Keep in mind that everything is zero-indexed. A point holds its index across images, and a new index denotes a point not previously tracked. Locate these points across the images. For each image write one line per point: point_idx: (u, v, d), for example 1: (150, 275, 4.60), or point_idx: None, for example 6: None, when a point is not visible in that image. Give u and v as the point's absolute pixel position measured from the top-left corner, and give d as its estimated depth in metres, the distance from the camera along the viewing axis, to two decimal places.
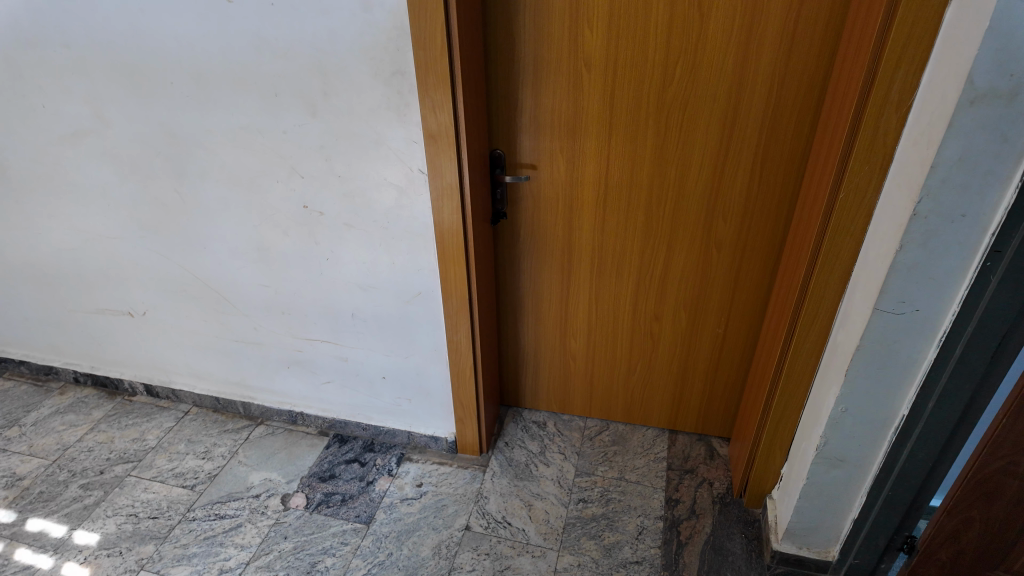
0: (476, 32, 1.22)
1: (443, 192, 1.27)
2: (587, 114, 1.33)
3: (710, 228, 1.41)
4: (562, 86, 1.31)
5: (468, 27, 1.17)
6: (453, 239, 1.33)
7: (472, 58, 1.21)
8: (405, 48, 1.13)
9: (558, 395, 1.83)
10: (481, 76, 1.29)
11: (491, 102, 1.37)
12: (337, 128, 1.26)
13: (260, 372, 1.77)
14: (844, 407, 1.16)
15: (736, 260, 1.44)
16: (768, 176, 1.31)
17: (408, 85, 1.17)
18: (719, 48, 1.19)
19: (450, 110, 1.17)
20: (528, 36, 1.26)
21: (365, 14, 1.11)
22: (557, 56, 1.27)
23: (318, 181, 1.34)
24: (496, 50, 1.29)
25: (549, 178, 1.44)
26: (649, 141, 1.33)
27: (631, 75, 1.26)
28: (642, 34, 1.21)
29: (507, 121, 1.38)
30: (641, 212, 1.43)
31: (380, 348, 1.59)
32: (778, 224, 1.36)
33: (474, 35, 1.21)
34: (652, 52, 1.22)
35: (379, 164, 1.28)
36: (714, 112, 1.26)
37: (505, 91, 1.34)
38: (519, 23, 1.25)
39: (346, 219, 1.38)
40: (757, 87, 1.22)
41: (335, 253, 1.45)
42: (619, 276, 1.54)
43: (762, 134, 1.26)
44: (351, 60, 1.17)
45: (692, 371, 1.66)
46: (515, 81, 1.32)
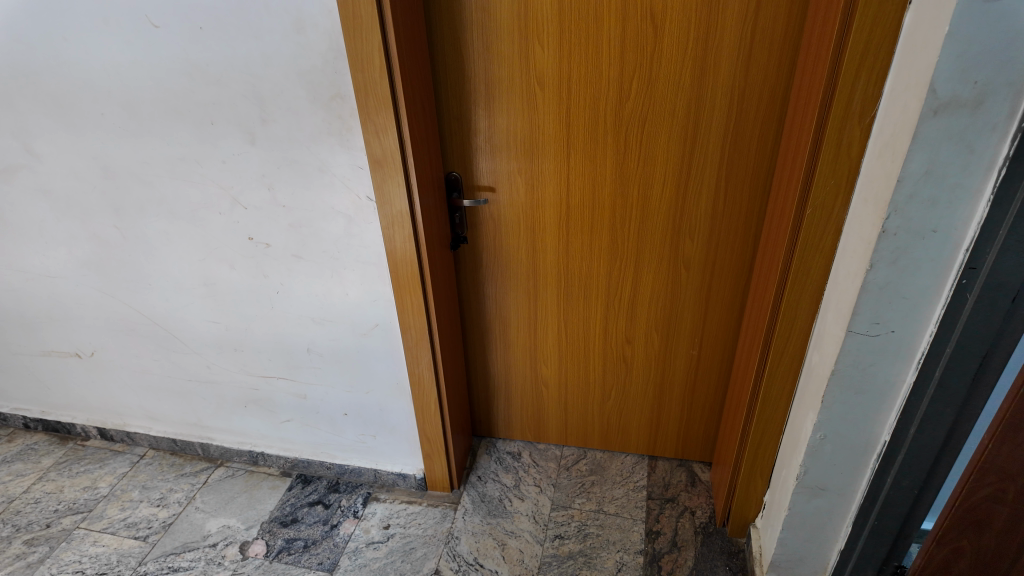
0: (421, 51, 1.16)
1: (393, 220, 1.20)
2: (544, 133, 1.27)
3: (678, 247, 1.35)
4: (515, 104, 1.25)
5: (411, 45, 1.11)
6: (408, 268, 1.26)
7: (418, 78, 1.15)
8: (343, 70, 1.07)
9: (532, 424, 1.75)
10: (430, 97, 1.23)
11: (443, 123, 1.30)
12: (279, 155, 1.19)
13: (217, 412, 1.69)
14: (823, 434, 1.09)
15: (706, 278, 1.37)
16: (734, 191, 1.25)
17: (349, 109, 1.11)
18: (675, 60, 1.14)
19: (394, 134, 1.10)
20: (476, 54, 1.20)
21: (299, 36, 1.05)
22: (509, 74, 1.21)
23: (262, 212, 1.27)
24: (445, 69, 1.24)
25: (509, 200, 1.37)
26: (609, 158, 1.27)
27: (585, 90, 1.20)
28: (594, 48, 1.15)
29: (461, 142, 1.32)
30: (606, 232, 1.37)
31: (339, 383, 1.51)
32: (748, 240, 1.30)
33: (419, 53, 1.15)
34: (606, 66, 1.17)
35: (324, 192, 1.21)
36: (674, 128, 1.20)
37: (456, 112, 1.28)
38: (467, 40, 1.19)
39: (294, 250, 1.31)
40: (718, 99, 1.16)
41: (286, 287, 1.37)
42: (587, 299, 1.48)
43: (724, 148, 1.21)
44: (287, 85, 1.11)
45: (668, 395, 1.59)
46: (466, 101, 1.26)
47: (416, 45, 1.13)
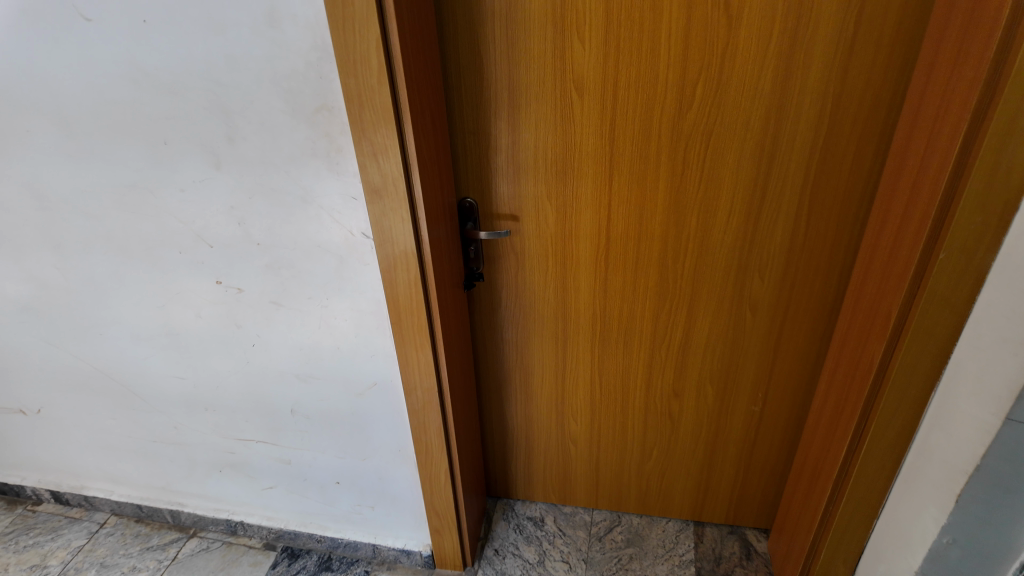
0: (431, 50, 0.91)
1: (396, 262, 0.95)
2: (582, 151, 1.02)
3: (743, 287, 1.11)
4: (548, 116, 1.00)
5: (420, 42, 0.86)
6: (413, 320, 1.01)
7: (427, 84, 0.90)
8: (329, 75, 0.82)
9: (557, 485, 1.51)
10: (441, 108, 0.98)
11: (456, 140, 1.06)
12: (250, 182, 0.94)
13: (188, 476, 1.43)
14: (952, 538, 0.84)
15: (775, 324, 1.14)
16: (817, 222, 1.01)
17: (338, 125, 0.86)
18: (753, 59, 0.89)
19: (398, 155, 0.85)
20: (498, 56, 0.96)
21: (272, 30, 0.80)
22: (541, 78, 0.97)
23: (232, 250, 1.03)
24: (459, 73, 0.99)
25: (536, 231, 1.13)
26: (662, 182, 1.03)
27: (635, 98, 0.96)
28: (649, 45, 0.91)
29: (479, 162, 1.07)
30: (654, 270, 1.12)
31: (331, 448, 1.26)
32: (831, 280, 1.06)
33: (429, 53, 0.90)
34: (664, 68, 0.92)
35: (309, 227, 0.96)
36: (746, 146, 0.96)
37: (473, 126, 1.04)
38: (487, 35, 0.95)
39: (272, 296, 1.06)
40: (805, 108, 0.92)
41: (263, 338, 1.12)
42: (627, 348, 1.23)
43: (808, 169, 0.97)
44: (259, 94, 0.86)
45: (720, 455, 1.34)
46: (486, 112, 1.02)
47: (426, 42, 0.89)
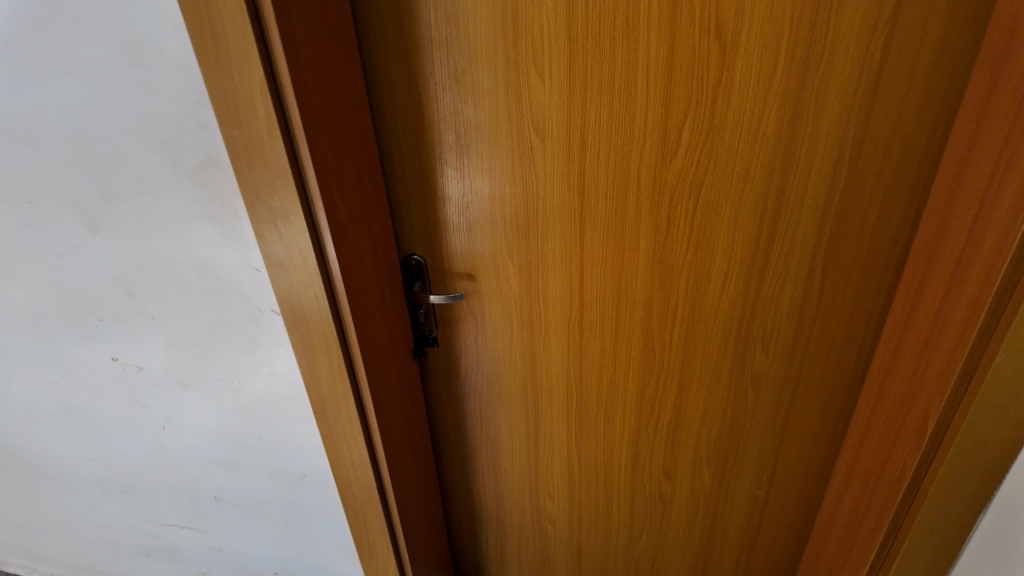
0: (352, 86, 0.73)
1: (313, 345, 0.77)
2: (547, 202, 0.85)
3: (744, 361, 0.93)
4: (503, 162, 0.82)
5: (333, 80, 0.68)
6: (340, 410, 0.83)
7: (347, 130, 0.73)
8: (211, 125, 0.64)
9: (533, 566, 1.32)
10: (372, 156, 0.80)
11: (395, 191, 0.88)
12: (135, 249, 0.77)
13: (112, 559, 1.26)
14: None
15: (783, 402, 0.96)
16: (833, 289, 0.83)
17: (229, 185, 0.68)
18: (752, 96, 0.72)
19: (303, 223, 0.67)
20: (441, 92, 0.78)
21: (135, 69, 0.63)
22: (493, 119, 0.79)
23: (125, 325, 0.85)
24: (394, 113, 0.81)
25: (497, 295, 0.95)
26: (644, 239, 0.84)
27: (608, 141, 0.78)
28: (623, 79, 0.73)
29: (424, 214, 0.90)
30: (637, 341, 0.94)
31: (263, 538, 1.09)
32: (850, 354, 0.88)
33: (348, 91, 0.72)
34: (642, 106, 0.74)
35: (209, 301, 0.79)
36: (746, 200, 0.79)
37: (415, 174, 0.86)
38: (425, 66, 0.77)
39: (177, 376, 0.89)
40: (818, 154, 0.74)
41: (174, 421, 0.95)
42: (608, 425, 1.05)
43: (823, 228, 0.79)
44: (130, 146, 0.68)
45: (719, 542, 1.16)
46: (428, 157, 0.84)
47: (343, 78, 0.71)
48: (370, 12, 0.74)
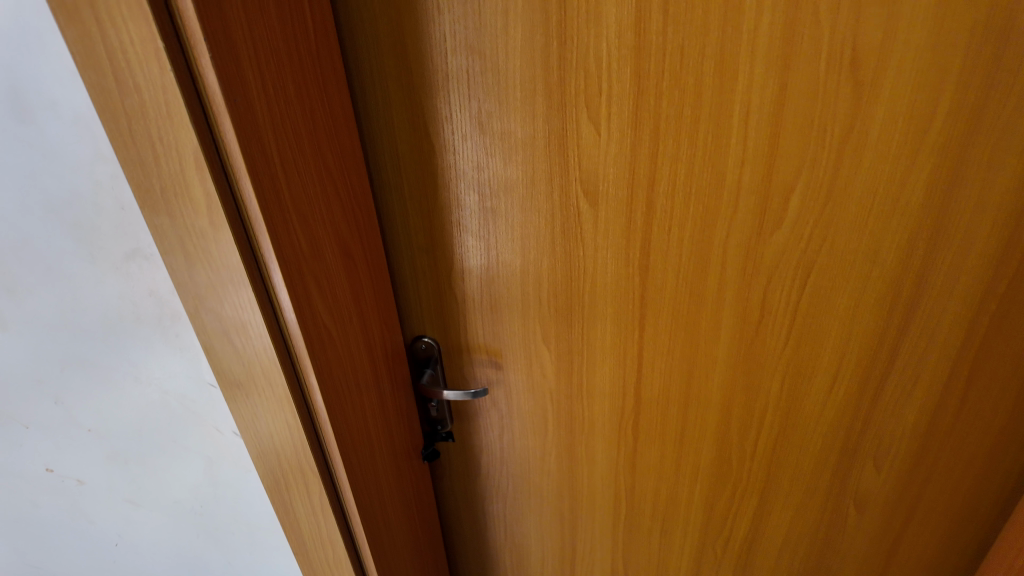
0: (338, 140, 0.54)
1: (285, 478, 0.60)
2: (596, 282, 0.65)
3: (847, 479, 0.72)
4: (541, 231, 0.63)
5: (308, 137, 0.49)
6: (326, 551, 0.65)
7: (331, 199, 0.53)
8: (133, 208, 0.45)
9: None
10: (368, 225, 0.61)
11: (400, 264, 0.69)
12: (57, 353, 0.58)
13: None
14: None
15: (893, 527, 0.75)
16: (978, 400, 0.63)
17: (167, 280, 0.51)
18: (894, 157, 0.52)
19: (267, 341, 0.48)
20: (460, 145, 0.59)
21: (25, 128, 0.44)
22: (529, 179, 0.59)
23: (56, 436, 0.67)
24: (398, 170, 0.62)
25: (530, 387, 0.74)
26: (725, 330, 0.64)
27: (685, 208, 0.57)
28: (711, 128, 0.53)
29: (435, 290, 0.70)
30: (708, 450, 0.74)
31: None
32: (992, 475, 0.67)
33: (332, 146, 0.53)
34: (735, 165, 0.54)
35: (158, 415, 0.61)
36: (870, 289, 0.58)
37: (425, 245, 0.66)
38: (438, 110, 0.57)
39: (127, 494, 0.71)
40: (980, 231, 0.54)
41: (128, 539, 0.76)
42: (664, 541, 0.84)
43: (974, 326, 0.59)
44: (33, 228, 0.49)
45: None
46: (441, 223, 0.64)
47: (324, 130, 0.51)
48: (365, 41, 0.55)
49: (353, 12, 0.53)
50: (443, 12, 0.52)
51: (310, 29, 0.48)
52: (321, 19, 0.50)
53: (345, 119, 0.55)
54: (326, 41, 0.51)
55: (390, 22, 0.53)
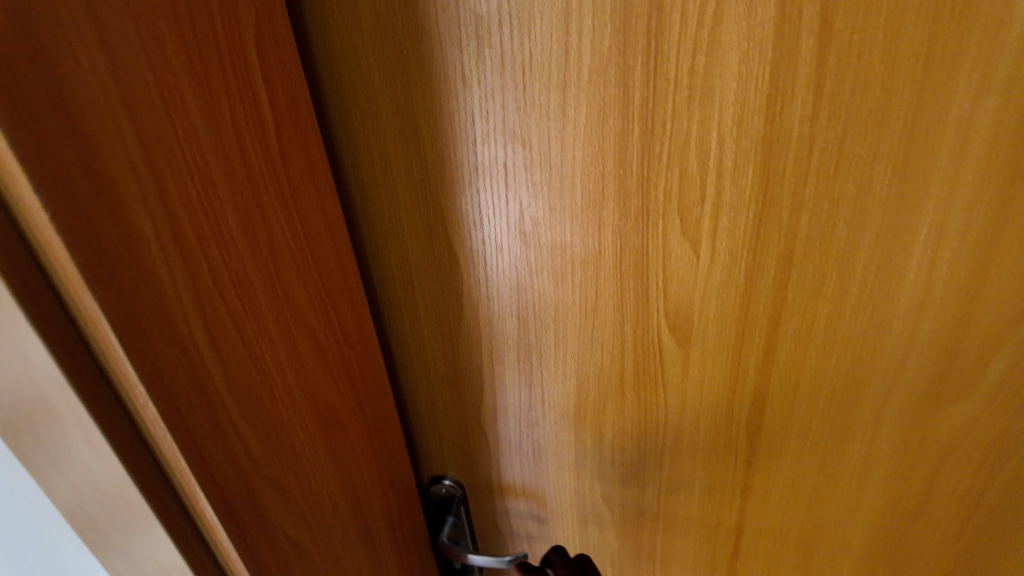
0: (320, 268, 0.37)
1: None
2: (681, 438, 0.46)
3: None
4: (606, 370, 0.44)
5: (266, 281, 0.32)
6: None
7: (309, 356, 0.36)
8: None
9: None
10: (372, 365, 0.44)
11: (413, 402, 0.51)
12: None
13: None
14: None
15: None
16: None
17: None
18: None
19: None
20: (497, 260, 0.42)
21: None
22: (591, 309, 0.42)
23: None
24: (409, 289, 0.45)
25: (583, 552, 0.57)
26: (867, 511, 0.46)
27: (822, 356, 0.39)
28: (877, 256, 0.34)
29: (459, 436, 0.52)
30: None
31: None
32: None
33: (311, 280, 0.36)
34: (910, 306, 0.36)
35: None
36: None
37: (446, 383, 0.49)
38: (463, 213, 0.40)
39: None
40: None
41: None
42: None
43: None
44: None
45: None
46: (467, 355, 0.47)
47: (297, 261, 0.35)
48: (359, 123, 0.39)
49: (343, 81, 0.37)
50: (470, 83, 0.35)
51: (271, 118, 0.32)
52: (291, 100, 0.34)
53: (334, 231, 0.38)
54: (300, 130, 0.35)
55: (395, 95, 0.37)
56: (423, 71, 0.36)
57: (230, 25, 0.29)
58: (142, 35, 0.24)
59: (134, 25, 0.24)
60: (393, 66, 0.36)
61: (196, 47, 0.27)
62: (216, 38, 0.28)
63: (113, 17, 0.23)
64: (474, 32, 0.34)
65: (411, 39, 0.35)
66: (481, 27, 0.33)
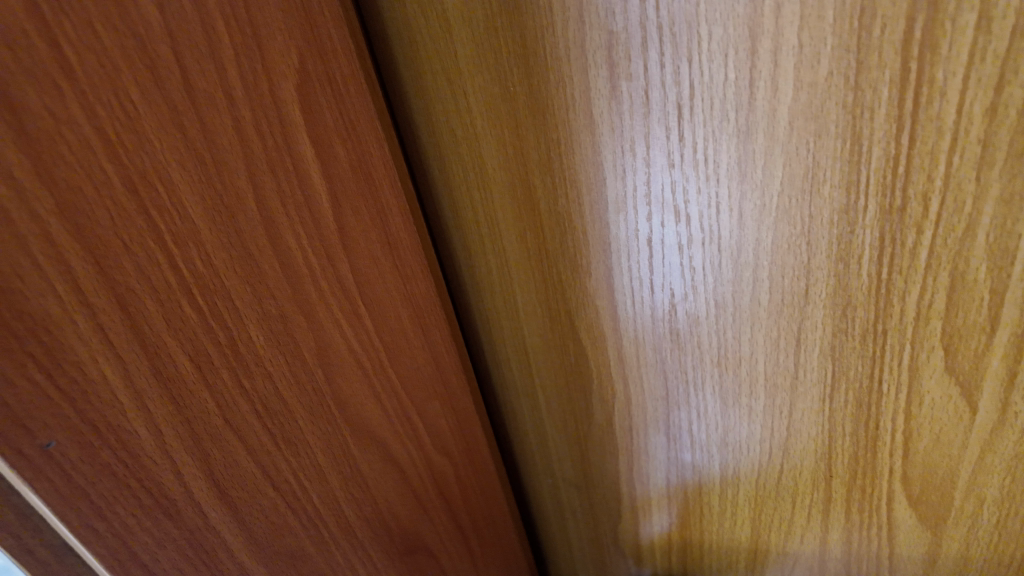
0: (397, 370, 0.29)
1: None
2: None
3: None
4: (796, 534, 0.29)
5: (311, 404, 0.25)
6: None
7: (378, 483, 0.28)
8: None
9: None
10: (480, 470, 0.35)
11: (543, 499, 0.42)
12: None
13: None
14: None
15: None
16: None
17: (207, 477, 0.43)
18: None
19: None
20: (642, 366, 0.30)
21: None
22: (777, 452, 0.28)
23: None
24: (533, 378, 0.35)
25: None
26: None
27: None
28: None
29: (594, 551, 0.41)
30: None
31: None
32: None
33: (386, 387, 0.28)
34: None
35: None
36: None
37: (578, 492, 0.38)
38: (593, 298, 0.29)
39: None
40: None
41: None
42: None
43: None
44: None
45: None
46: (599, 467, 0.36)
47: (362, 369, 0.27)
48: (468, 177, 0.30)
49: (441, 128, 0.29)
50: (599, 129, 0.24)
51: (325, 193, 0.24)
52: (356, 163, 0.25)
53: (420, 318, 0.30)
54: (373, 199, 0.26)
55: (502, 144, 0.27)
56: (536, 113, 0.26)
57: (256, 80, 0.21)
58: (101, 112, 0.17)
59: (82, 100, 0.17)
60: (498, 107, 0.26)
61: (195, 116, 0.20)
62: (232, 99, 0.21)
63: (44, 94, 0.16)
64: (606, 56, 0.23)
65: (517, 69, 0.25)
66: (615, 49, 0.22)
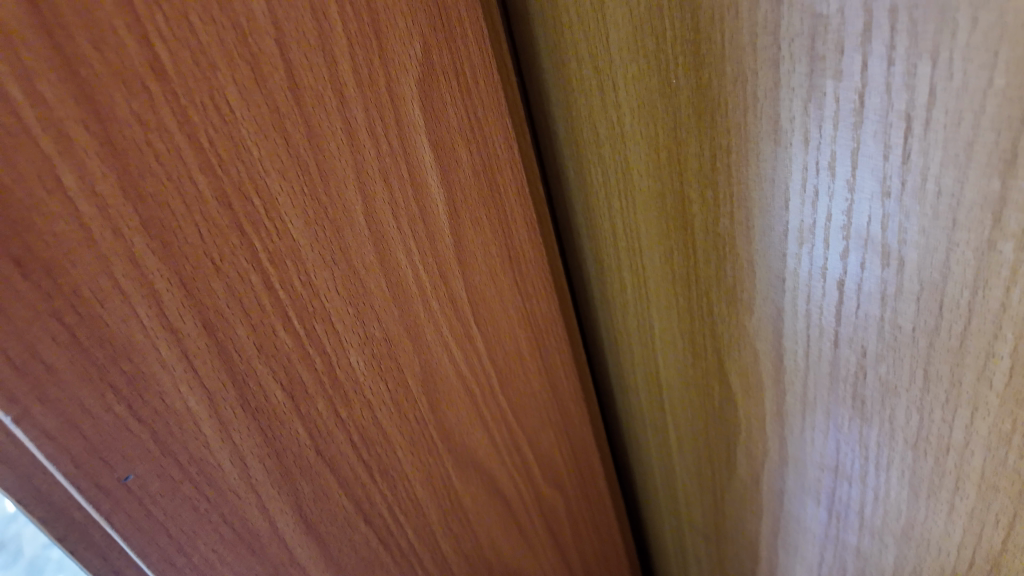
0: (510, 398, 0.25)
1: None
2: None
3: None
4: None
5: (413, 437, 0.22)
6: None
7: (481, 518, 0.26)
8: None
9: None
10: (595, 506, 0.31)
11: (667, 537, 0.37)
12: None
13: None
14: None
15: None
16: None
17: None
18: None
19: None
20: (804, 427, 0.24)
21: None
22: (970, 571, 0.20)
23: None
24: (667, 410, 0.31)
25: None
26: None
27: None
28: None
29: None
30: None
31: None
32: None
33: (498, 417, 0.25)
34: None
35: None
36: None
37: (706, 539, 0.34)
38: (753, 338, 0.24)
39: None
40: None
41: None
42: None
43: None
44: None
45: None
46: (733, 520, 0.31)
47: (472, 399, 0.24)
48: (613, 180, 0.26)
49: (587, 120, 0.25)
50: (786, 137, 0.18)
51: (442, 202, 0.21)
52: (481, 167, 0.22)
53: (542, 342, 0.26)
54: (498, 208, 0.23)
55: (656, 145, 0.23)
56: (704, 112, 0.21)
57: (372, 72, 0.18)
58: (194, 117, 0.15)
59: (173, 104, 0.15)
60: (658, 102, 0.22)
61: (298, 117, 0.17)
62: (343, 97, 0.18)
63: (132, 98, 0.14)
64: (808, 47, 0.17)
65: (687, 54, 0.20)
66: (821, 39, 0.16)
